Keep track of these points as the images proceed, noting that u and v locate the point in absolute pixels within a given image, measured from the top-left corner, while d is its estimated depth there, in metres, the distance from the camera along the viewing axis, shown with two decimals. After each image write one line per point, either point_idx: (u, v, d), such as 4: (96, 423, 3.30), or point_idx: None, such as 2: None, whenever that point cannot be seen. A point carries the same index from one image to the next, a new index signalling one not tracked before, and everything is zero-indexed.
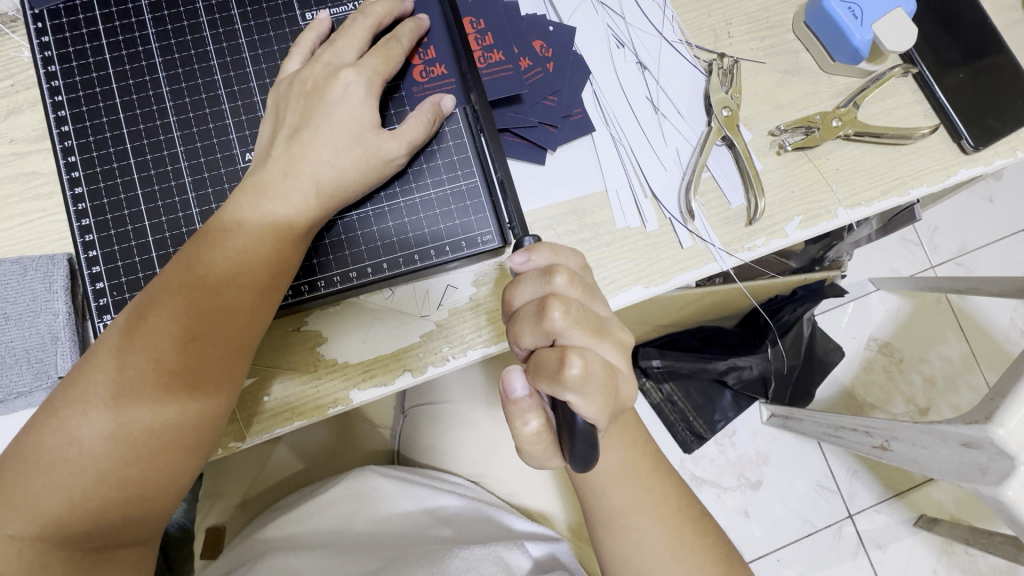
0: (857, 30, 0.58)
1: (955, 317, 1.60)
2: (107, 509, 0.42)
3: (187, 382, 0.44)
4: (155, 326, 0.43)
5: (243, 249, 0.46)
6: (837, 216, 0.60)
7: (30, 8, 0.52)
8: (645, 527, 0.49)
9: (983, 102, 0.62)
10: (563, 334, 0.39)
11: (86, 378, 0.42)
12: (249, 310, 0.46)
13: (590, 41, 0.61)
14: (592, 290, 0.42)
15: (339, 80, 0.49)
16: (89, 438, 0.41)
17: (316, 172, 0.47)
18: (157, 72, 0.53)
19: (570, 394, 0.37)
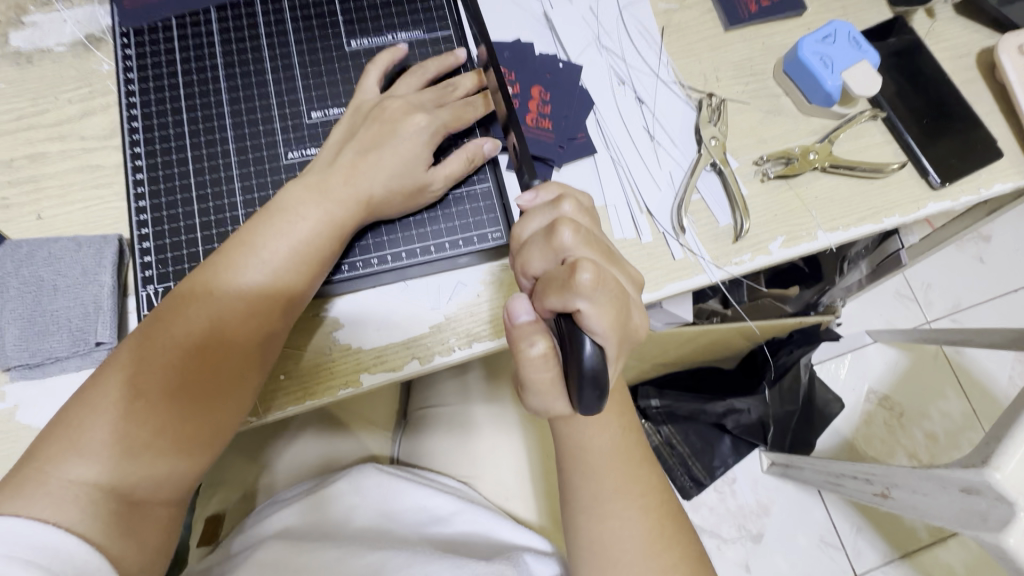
0: (828, 77, 0.67)
1: (953, 372, 1.62)
2: (150, 471, 0.45)
3: (239, 346, 0.49)
4: (216, 297, 0.49)
5: (297, 235, 0.52)
6: (818, 239, 0.66)
7: (119, 28, 0.62)
8: (638, 512, 0.51)
9: (945, 145, 0.70)
10: (573, 253, 0.36)
11: (151, 337, 0.47)
12: (296, 296, 0.52)
13: (596, 77, 0.70)
14: (598, 224, 0.41)
15: (411, 120, 0.57)
16: (149, 392, 0.46)
17: (370, 185, 0.55)
18: (219, 83, 0.61)
19: (581, 303, 0.34)
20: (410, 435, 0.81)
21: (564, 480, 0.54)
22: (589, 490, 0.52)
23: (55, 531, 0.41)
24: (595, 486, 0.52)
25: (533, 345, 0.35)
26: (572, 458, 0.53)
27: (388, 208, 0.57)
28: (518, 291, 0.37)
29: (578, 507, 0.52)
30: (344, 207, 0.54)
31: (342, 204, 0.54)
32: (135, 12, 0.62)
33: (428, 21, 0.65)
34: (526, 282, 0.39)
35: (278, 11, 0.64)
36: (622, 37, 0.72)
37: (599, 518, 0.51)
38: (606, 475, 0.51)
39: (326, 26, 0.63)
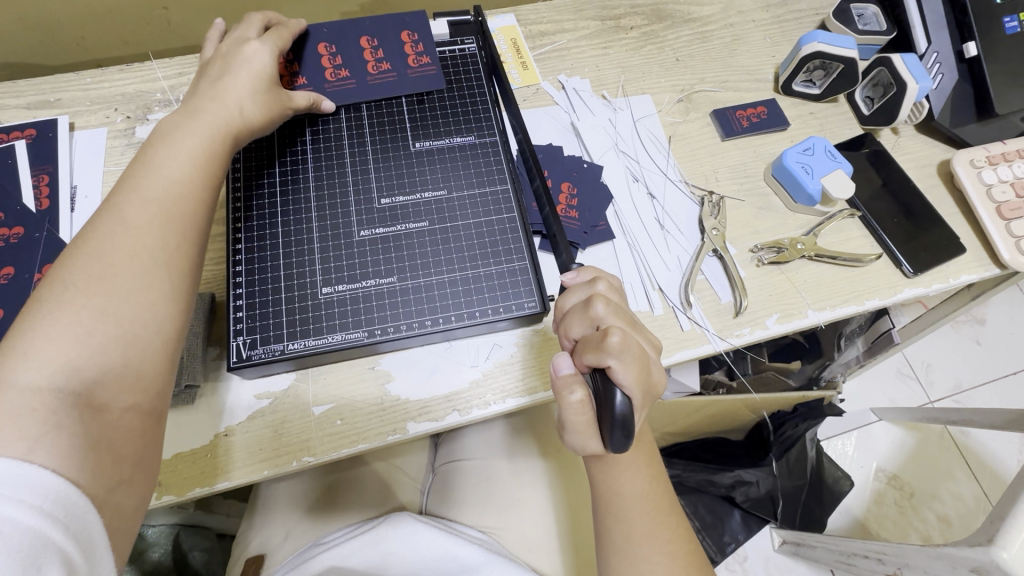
0: (809, 181, 0.79)
1: (961, 455, 1.62)
2: (96, 372, 0.45)
3: (158, 235, 0.51)
4: (130, 204, 0.52)
5: (186, 146, 0.56)
6: (807, 316, 0.76)
7: None
8: (663, 556, 0.57)
9: (914, 241, 0.81)
10: (604, 320, 0.46)
11: (77, 251, 0.49)
12: (201, 187, 0.56)
13: (614, 177, 0.83)
14: (624, 297, 0.51)
15: (247, 47, 0.66)
16: (95, 291, 0.47)
17: (239, 100, 0.62)
18: (308, 171, 0.72)
19: (612, 361, 0.43)
20: (439, 485, 0.87)
21: (599, 526, 0.60)
22: (615, 535, 0.58)
23: (27, 465, 0.39)
24: (628, 527, 0.57)
25: (571, 392, 0.44)
26: (606, 505, 0.59)
27: (255, 127, 0.64)
28: (559, 350, 0.46)
29: (609, 550, 0.58)
30: (213, 127, 0.59)
31: (204, 124, 0.58)
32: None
33: (479, 129, 0.78)
34: (568, 344, 0.48)
35: (357, 113, 0.77)
36: (636, 144, 0.86)
37: (628, 560, 0.57)
38: (630, 521, 0.57)
39: (396, 131, 0.76)
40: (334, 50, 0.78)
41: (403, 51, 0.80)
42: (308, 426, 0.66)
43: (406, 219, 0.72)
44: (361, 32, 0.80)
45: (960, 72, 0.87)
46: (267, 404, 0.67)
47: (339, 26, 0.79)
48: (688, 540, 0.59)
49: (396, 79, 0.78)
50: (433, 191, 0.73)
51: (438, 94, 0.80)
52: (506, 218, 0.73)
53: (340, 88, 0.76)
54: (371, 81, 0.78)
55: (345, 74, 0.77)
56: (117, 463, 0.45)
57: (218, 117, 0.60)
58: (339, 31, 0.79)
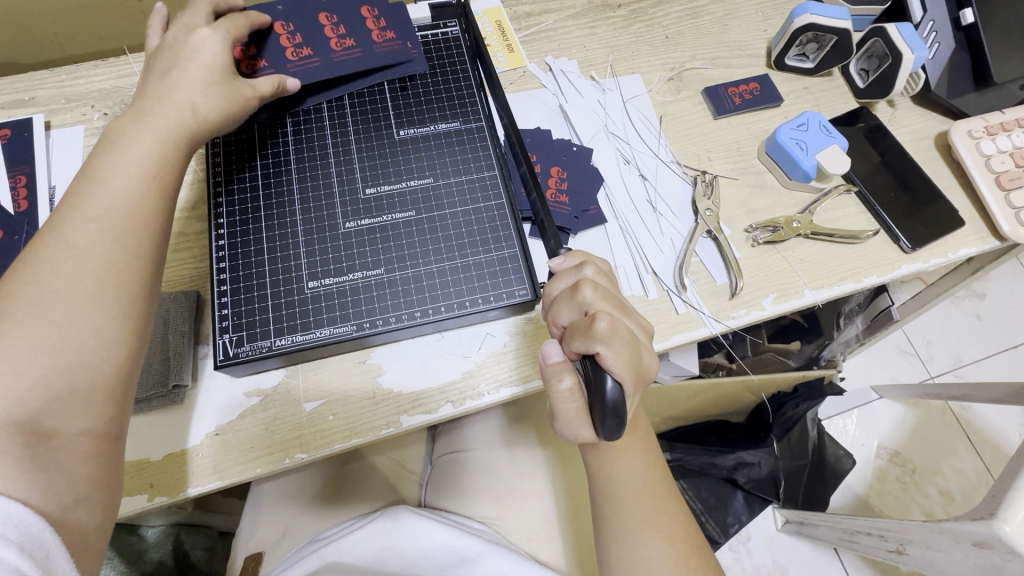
0: (804, 157, 0.78)
1: (962, 430, 1.63)
2: (40, 398, 0.45)
3: (98, 257, 0.49)
4: (72, 223, 0.50)
5: (134, 157, 0.53)
6: (805, 295, 0.75)
7: None
8: (662, 541, 0.56)
9: (912, 215, 0.80)
10: (593, 305, 0.44)
11: (22, 273, 0.47)
12: (153, 205, 0.53)
13: (604, 159, 0.81)
14: (614, 283, 0.49)
15: (197, 34, 0.60)
16: (36, 317, 0.46)
17: (185, 97, 0.57)
18: (290, 163, 0.71)
19: (601, 347, 0.41)
20: (437, 477, 0.86)
21: (597, 514, 0.59)
22: (614, 522, 0.57)
23: None
24: (626, 515, 0.56)
25: (561, 381, 0.43)
26: (603, 493, 0.58)
27: (215, 125, 0.59)
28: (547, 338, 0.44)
29: (607, 537, 0.58)
30: (165, 132, 0.55)
31: (155, 131, 0.55)
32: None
33: (465, 114, 0.76)
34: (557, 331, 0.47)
35: (339, 102, 0.75)
36: (626, 125, 0.84)
37: (626, 547, 0.56)
38: (628, 508, 0.57)
39: (380, 119, 0.75)
40: (292, 28, 0.71)
41: (366, 25, 0.75)
42: (299, 423, 0.65)
43: (392, 209, 0.70)
44: (316, 6, 0.73)
45: (956, 40, 0.85)
46: (258, 401, 0.66)
47: (293, 2, 0.73)
48: (685, 526, 0.59)
49: (362, 55, 0.73)
50: (419, 179, 0.72)
51: (422, 81, 0.78)
52: (494, 204, 0.71)
53: (303, 67, 0.71)
54: (336, 59, 0.72)
55: (307, 53, 0.71)
56: (70, 483, 0.45)
57: (169, 120, 0.56)
58: (291, 7, 0.72)
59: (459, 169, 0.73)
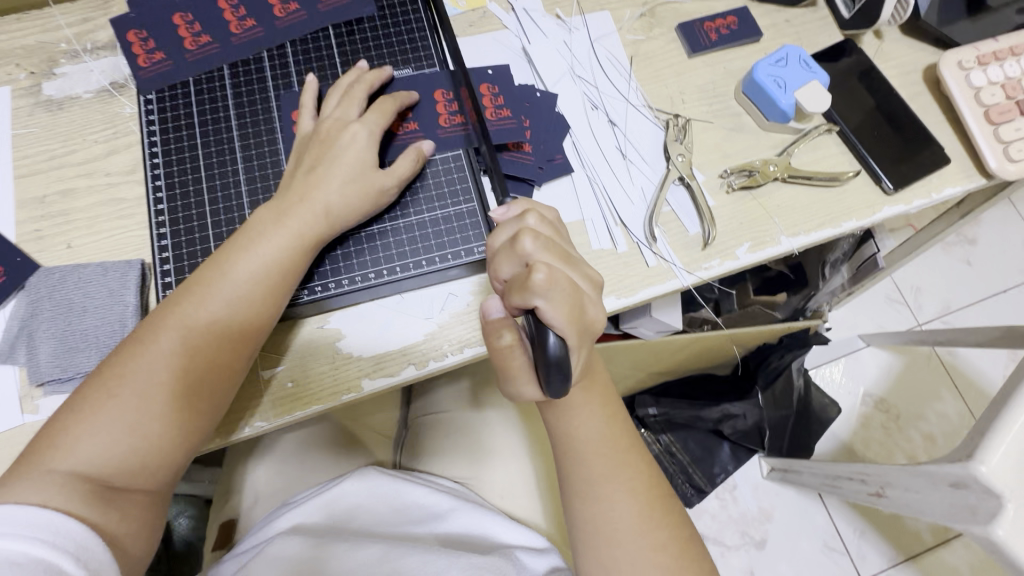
0: (781, 96, 0.73)
1: (948, 375, 1.64)
2: (132, 457, 0.54)
3: (204, 364, 0.58)
4: (185, 317, 0.58)
5: (261, 258, 0.60)
6: (780, 243, 0.72)
7: (142, 86, 0.68)
8: (627, 496, 0.55)
9: (896, 154, 0.76)
10: (535, 256, 0.41)
11: (155, 333, 0.57)
12: (263, 307, 0.60)
13: (570, 104, 0.76)
14: (561, 232, 0.46)
15: (349, 131, 0.64)
16: (150, 378, 0.56)
17: (325, 198, 0.61)
18: (230, 120, 0.67)
19: (540, 300, 0.39)
20: (411, 440, 0.86)
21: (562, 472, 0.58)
22: (580, 479, 0.56)
23: (39, 508, 0.49)
24: (589, 472, 0.56)
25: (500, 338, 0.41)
26: (567, 451, 0.57)
27: (345, 220, 0.63)
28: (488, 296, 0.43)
29: (572, 493, 0.57)
30: (298, 234, 0.61)
31: (289, 229, 0.60)
32: (152, 80, 0.68)
33: (418, 63, 0.73)
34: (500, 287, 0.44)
35: (282, 53, 0.71)
36: (593, 66, 0.79)
37: (591, 502, 0.55)
38: (594, 464, 0.56)
39: (326, 69, 0.71)
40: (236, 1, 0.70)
41: None
42: (256, 390, 0.63)
43: None
44: None
45: None
46: None
47: None
48: (652, 479, 0.58)
49: (308, 20, 0.71)
50: None
51: (370, 25, 0.73)
52: (449, 158, 0.69)
53: (248, 40, 0.70)
54: (281, 26, 0.71)
55: (252, 25, 0.70)
56: (127, 528, 0.54)
57: (305, 222, 0.61)
58: None
59: (411, 119, 0.69)
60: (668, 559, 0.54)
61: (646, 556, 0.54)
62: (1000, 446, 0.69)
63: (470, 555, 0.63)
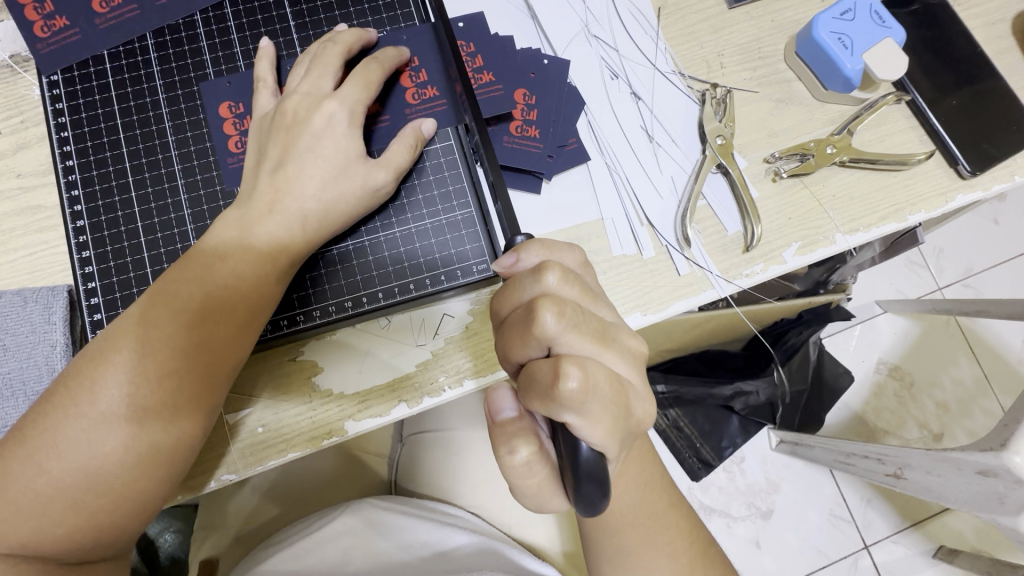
0: (847, 60, 0.60)
1: (965, 339, 1.36)
2: (82, 536, 0.42)
3: (161, 421, 0.44)
4: (129, 363, 0.43)
5: (225, 275, 0.46)
6: (836, 242, 0.60)
7: (43, 68, 0.54)
8: (666, 560, 0.47)
9: (977, 128, 0.63)
10: (559, 341, 0.36)
11: (87, 382, 0.43)
12: (233, 336, 0.46)
13: (585, 72, 0.62)
14: (589, 290, 0.40)
15: (321, 109, 0.50)
16: (87, 441, 0.42)
17: (302, 205, 0.48)
18: (160, 108, 0.54)
19: (571, 414, 0.34)
20: (407, 460, 0.77)
21: (582, 532, 0.50)
22: (605, 542, 0.48)
23: None
24: (617, 540, 0.47)
25: (514, 450, 0.37)
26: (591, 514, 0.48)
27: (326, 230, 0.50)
28: (500, 386, 0.39)
29: (599, 557, 0.49)
30: (274, 246, 0.48)
31: (259, 244, 0.47)
32: (57, 55, 0.54)
33: (394, 23, 0.58)
34: (515, 364, 0.40)
35: (221, 18, 0.56)
36: (612, 22, 0.64)
37: (620, 568, 0.48)
38: (622, 527, 0.48)
39: (277, 36, 0.57)
40: None
41: None
42: (217, 437, 0.53)
43: None
44: None
45: None
46: None
47: None
48: (688, 535, 0.50)
49: None
50: None
51: None
52: (436, 151, 0.55)
53: None
54: None
55: None
56: None
57: (277, 235, 0.48)
58: None
59: (388, 99, 0.55)
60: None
61: None
62: None
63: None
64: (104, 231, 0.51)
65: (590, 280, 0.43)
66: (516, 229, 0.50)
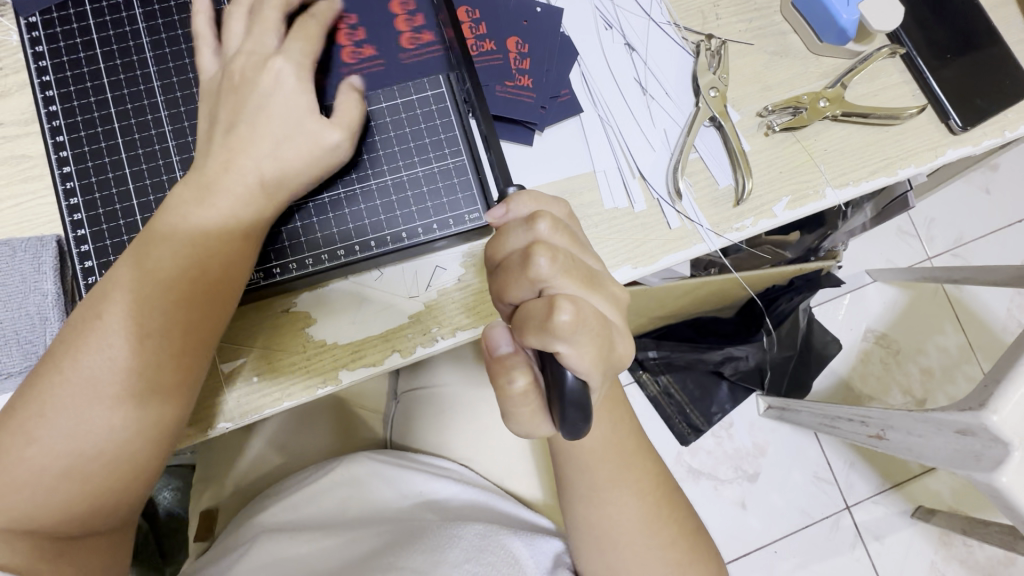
0: (844, 10, 0.59)
1: (950, 306, 1.38)
2: (95, 485, 0.43)
3: (167, 369, 0.44)
4: (133, 312, 0.44)
5: (214, 225, 0.46)
6: (826, 196, 0.61)
7: (20, 10, 0.52)
8: (630, 496, 0.51)
9: (971, 83, 0.62)
10: (551, 283, 0.37)
11: (87, 335, 0.43)
12: (232, 288, 0.47)
13: (578, 22, 0.61)
14: (579, 238, 0.41)
15: (270, 67, 0.48)
16: (97, 393, 0.43)
17: (282, 155, 0.47)
18: (143, 52, 0.53)
19: (563, 345, 0.35)
20: (401, 417, 0.78)
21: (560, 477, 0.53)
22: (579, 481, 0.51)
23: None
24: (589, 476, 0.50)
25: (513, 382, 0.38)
26: (587, 461, 0.51)
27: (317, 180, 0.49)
28: (494, 324, 0.39)
29: (603, 493, 0.51)
30: (265, 193, 0.47)
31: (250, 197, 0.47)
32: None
33: None
34: (505, 308, 0.41)
35: None
36: None
37: (594, 505, 0.51)
38: (598, 466, 0.51)
39: None
40: None
41: None
42: (215, 387, 0.54)
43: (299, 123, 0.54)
44: None
45: None
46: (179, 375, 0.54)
47: None
48: (657, 477, 0.54)
49: None
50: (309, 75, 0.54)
51: None
52: (427, 98, 0.54)
53: None
54: None
55: None
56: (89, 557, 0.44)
57: (265, 188, 0.47)
58: None
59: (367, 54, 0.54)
60: (669, 546, 0.51)
61: (650, 556, 0.51)
62: (1014, 394, 0.63)
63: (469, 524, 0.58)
64: (92, 178, 0.51)
65: (577, 231, 0.43)
66: (507, 178, 0.52)
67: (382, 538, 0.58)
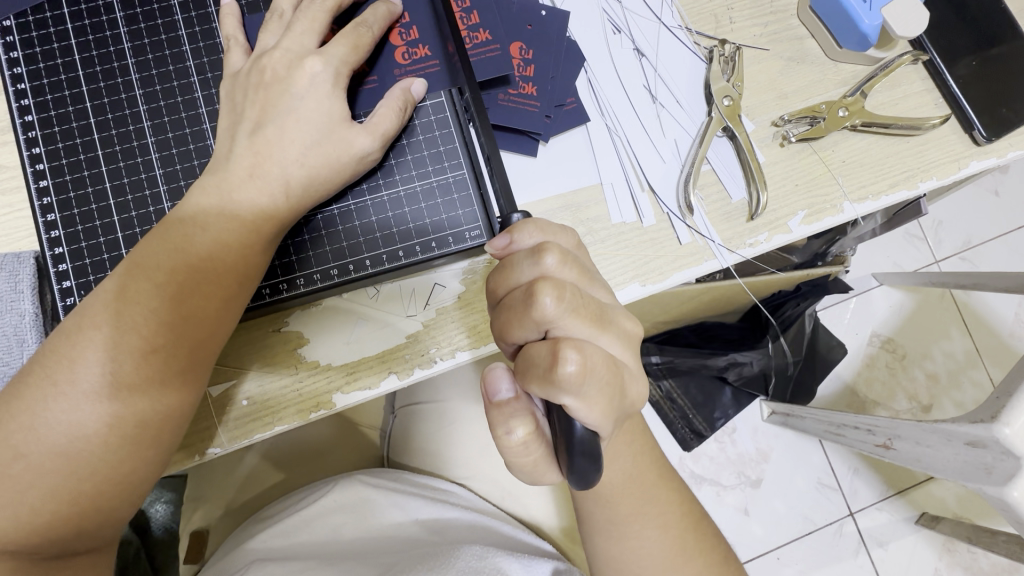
0: (865, 14, 0.56)
1: (959, 313, 1.35)
2: (69, 522, 0.40)
3: (146, 401, 0.41)
4: (110, 338, 0.40)
5: (202, 249, 0.43)
6: (843, 211, 0.58)
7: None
8: (639, 528, 0.48)
9: (998, 90, 0.59)
10: (557, 324, 0.35)
11: (61, 363, 0.40)
12: (218, 313, 0.44)
13: (584, 26, 0.59)
14: (588, 271, 0.39)
15: (304, 68, 0.46)
16: (71, 425, 0.40)
17: (282, 172, 0.45)
18: (125, 59, 0.50)
19: (568, 397, 0.34)
20: (399, 432, 0.76)
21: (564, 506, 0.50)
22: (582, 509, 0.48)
23: None
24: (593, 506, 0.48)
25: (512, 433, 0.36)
26: (592, 489, 0.49)
27: (313, 198, 0.46)
28: (494, 365, 0.38)
29: (608, 524, 0.49)
30: (258, 211, 0.45)
31: (239, 216, 0.44)
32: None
33: None
34: (509, 346, 0.39)
35: None
36: None
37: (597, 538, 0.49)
38: (603, 496, 0.48)
39: None
40: None
41: None
42: (203, 411, 0.51)
43: None
44: None
45: None
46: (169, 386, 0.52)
47: None
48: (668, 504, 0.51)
49: None
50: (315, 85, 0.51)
51: None
52: (426, 109, 0.51)
53: None
54: None
55: None
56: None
57: (258, 205, 0.45)
58: None
59: (376, 59, 0.51)
60: None
61: None
62: None
63: (469, 547, 0.56)
64: (70, 193, 0.48)
65: (586, 261, 0.41)
66: (513, 206, 0.48)
67: (377, 568, 0.55)
